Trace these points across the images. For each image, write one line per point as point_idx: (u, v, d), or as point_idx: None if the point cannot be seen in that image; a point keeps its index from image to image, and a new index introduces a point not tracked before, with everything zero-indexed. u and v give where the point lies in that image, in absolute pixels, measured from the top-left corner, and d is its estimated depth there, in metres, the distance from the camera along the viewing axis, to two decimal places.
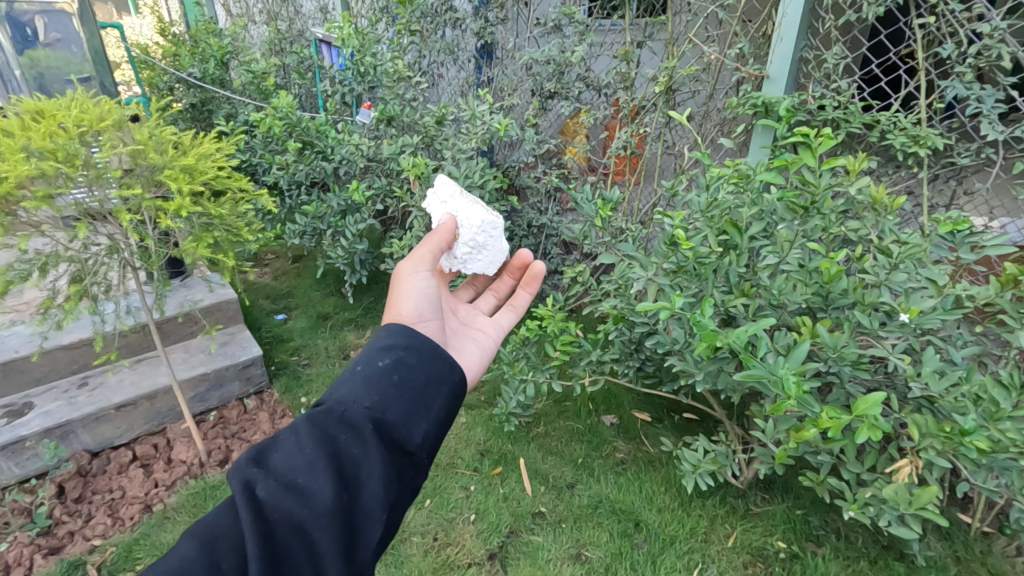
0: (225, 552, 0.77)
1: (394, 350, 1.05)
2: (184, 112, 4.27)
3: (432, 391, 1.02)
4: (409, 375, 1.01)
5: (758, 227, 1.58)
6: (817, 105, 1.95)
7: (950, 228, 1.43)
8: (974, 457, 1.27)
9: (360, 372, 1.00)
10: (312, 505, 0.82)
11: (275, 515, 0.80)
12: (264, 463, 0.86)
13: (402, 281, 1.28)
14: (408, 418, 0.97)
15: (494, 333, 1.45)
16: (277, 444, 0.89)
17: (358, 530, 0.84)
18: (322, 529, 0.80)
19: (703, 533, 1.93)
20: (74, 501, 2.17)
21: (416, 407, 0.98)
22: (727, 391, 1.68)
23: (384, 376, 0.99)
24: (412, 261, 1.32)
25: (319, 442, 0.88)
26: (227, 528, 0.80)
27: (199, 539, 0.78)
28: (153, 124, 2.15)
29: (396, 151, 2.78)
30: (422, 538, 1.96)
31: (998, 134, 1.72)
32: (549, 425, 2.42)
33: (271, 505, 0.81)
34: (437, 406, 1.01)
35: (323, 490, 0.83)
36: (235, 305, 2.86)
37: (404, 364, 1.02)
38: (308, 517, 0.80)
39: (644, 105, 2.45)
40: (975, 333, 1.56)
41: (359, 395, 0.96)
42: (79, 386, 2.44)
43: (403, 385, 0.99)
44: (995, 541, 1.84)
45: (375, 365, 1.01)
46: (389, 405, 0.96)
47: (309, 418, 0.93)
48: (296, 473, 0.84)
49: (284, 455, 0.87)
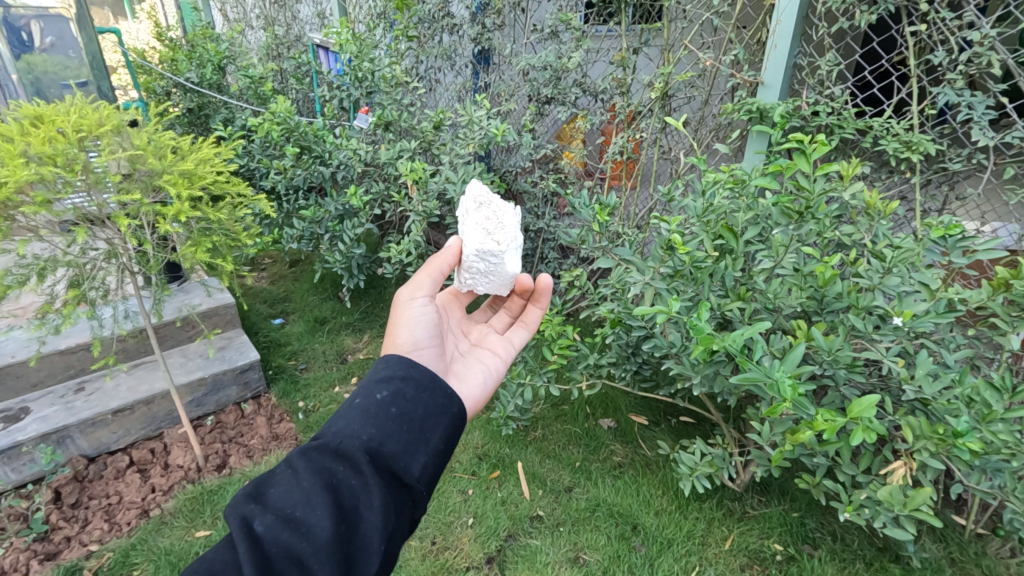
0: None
1: (392, 381, 1.03)
2: (182, 117, 4.30)
3: (431, 423, 1.00)
4: (407, 407, 1.00)
5: (753, 231, 1.60)
6: (810, 111, 1.97)
7: (942, 233, 1.44)
8: (968, 459, 1.29)
9: (357, 406, 0.98)
10: (310, 538, 0.82)
11: (274, 548, 0.81)
12: (261, 497, 0.87)
13: (400, 310, 1.28)
14: (407, 451, 0.95)
15: (503, 353, 1.43)
16: (273, 479, 0.89)
17: (356, 562, 0.85)
18: (320, 563, 0.81)
19: (701, 536, 1.94)
20: (71, 506, 2.16)
21: (412, 440, 0.96)
22: (723, 394, 1.70)
23: (381, 408, 0.98)
24: (411, 288, 1.32)
25: (317, 474, 0.88)
26: (227, 562, 0.81)
27: (199, 574, 0.79)
28: (152, 129, 2.16)
29: (394, 156, 2.80)
30: (420, 542, 1.96)
31: (989, 140, 1.74)
32: (547, 429, 2.43)
33: (270, 539, 0.81)
34: (434, 439, 0.99)
35: (321, 522, 0.84)
36: (232, 310, 2.87)
37: (402, 397, 1.01)
38: (307, 550, 0.81)
39: (640, 110, 2.48)
40: (968, 336, 1.58)
41: (356, 428, 0.94)
42: (76, 391, 2.44)
43: (400, 419, 0.98)
44: (989, 543, 1.85)
45: (373, 398, 0.99)
46: (386, 438, 0.94)
47: (305, 451, 0.92)
48: (294, 507, 0.85)
49: (281, 490, 0.87)
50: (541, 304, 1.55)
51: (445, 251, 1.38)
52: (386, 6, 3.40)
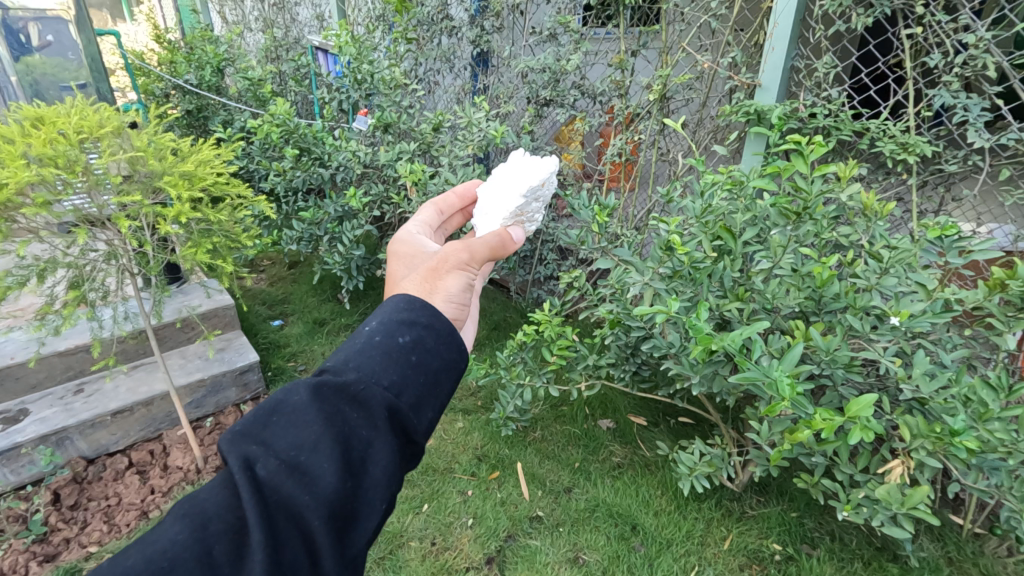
0: (217, 536, 0.70)
1: (415, 326, 0.91)
2: (181, 119, 4.32)
3: (447, 376, 0.91)
4: (428, 357, 0.89)
5: (752, 232, 1.61)
6: (808, 113, 1.99)
7: (938, 233, 1.46)
8: (964, 458, 1.30)
9: (376, 345, 0.87)
10: (314, 491, 0.74)
11: (274, 496, 0.73)
12: (263, 433, 0.77)
13: (453, 270, 1.06)
14: (421, 404, 0.86)
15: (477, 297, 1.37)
16: (276, 413, 0.79)
17: (357, 518, 0.78)
18: (321, 519, 0.74)
19: (700, 536, 1.95)
20: (70, 508, 2.16)
21: (428, 394, 0.87)
22: (722, 394, 1.70)
23: (401, 354, 0.87)
24: (468, 254, 1.10)
25: (327, 418, 0.79)
26: (222, 507, 0.73)
27: (189, 520, 0.71)
28: (152, 131, 2.16)
29: (393, 157, 2.80)
30: (419, 543, 1.97)
31: (984, 142, 1.75)
32: (546, 430, 2.44)
33: (270, 486, 0.74)
34: (448, 394, 0.91)
35: (327, 476, 0.75)
36: (232, 311, 2.87)
37: (425, 345, 0.89)
38: (309, 504, 0.73)
39: (639, 113, 2.49)
40: (964, 336, 1.59)
41: (373, 373, 0.84)
42: (75, 393, 2.44)
43: (420, 368, 0.87)
44: (986, 542, 1.86)
45: (394, 341, 0.88)
46: (404, 388, 0.85)
47: (314, 388, 0.81)
48: (299, 451, 0.76)
49: (285, 428, 0.78)
50: None
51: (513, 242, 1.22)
52: (386, 8, 3.41)
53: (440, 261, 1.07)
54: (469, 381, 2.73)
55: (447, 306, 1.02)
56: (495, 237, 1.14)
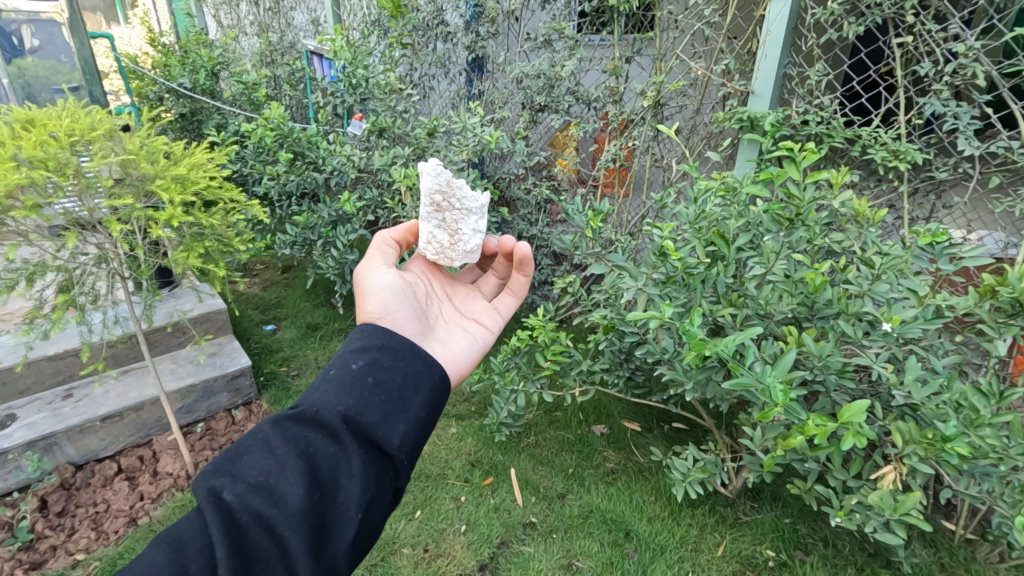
0: (193, 555, 0.73)
1: (368, 351, 0.99)
2: (175, 123, 4.30)
3: (410, 391, 0.96)
4: (384, 376, 0.95)
5: (744, 238, 1.61)
6: (800, 120, 2.00)
7: (929, 240, 1.47)
8: (956, 464, 1.30)
9: (334, 375, 0.94)
10: (282, 506, 0.78)
11: (244, 516, 0.77)
12: (231, 467, 0.82)
13: (364, 280, 1.29)
14: (387, 419, 0.91)
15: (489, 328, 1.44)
16: (243, 449, 0.84)
17: (332, 529, 0.80)
18: (291, 530, 0.76)
19: (693, 543, 1.94)
20: (57, 515, 2.13)
21: (393, 408, 0.93)
22: (715, 399, 1.70)
23: (357, 378, 0.94)
24: (370, 260, 1.34)
25: (291, 442, 0.84)
26: (197, 531, 0.76)
27: (166, 544, 0.74)
28: (144, 134, 2.14)
29: (388, 162, 2.79)
30: (412, 550, 1.95)
31: (974, 149, 1.76)
32: (541, 435, 2.43)
33: (239, 507, 0.77)
34: (416, 405, 0.95)
35: (294, 490, 0.79)
36: (224, 315, 2.85)
37: (379, 366, 0.96)
38: (278, 517, 0.77)
39: (633, 119, 2.51)
40: (955, 342, 1.59)
41: (332, 398, 0.91)
42: (64, 398, 2.41)
43: (378, 386, 0.94)
44: (978, 548, 1.86)
45: (348, 368, 0.96)
46: (365, 407, 0.90)
47: (277, 420, 0.88)
48: (266, 475, 0.80)
49: (251, 459, 0.83)
50: (526, 273, 1.51)
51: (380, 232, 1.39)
52: (381, 14, 3.43)
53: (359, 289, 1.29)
54: (463, 386, 2.72)
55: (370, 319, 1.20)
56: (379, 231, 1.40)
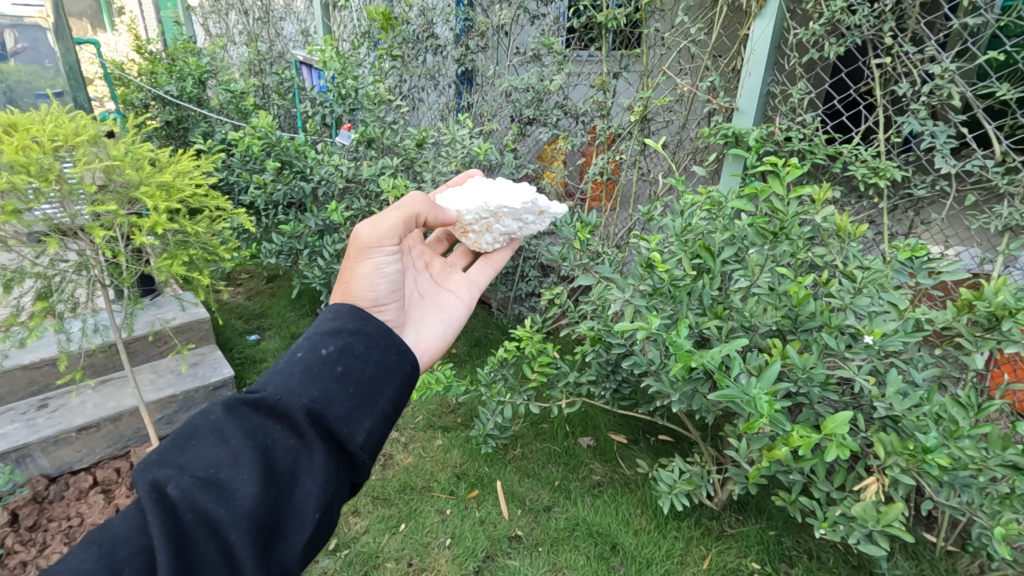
0: (126, 559, 0.70)
1: (341, 335, 0.95)
2: (160, 130, 4.28)
3: (380, 383, 0.93)
4: (355, 365, 0.92)
5: (730, 252, 1.64)
6: (784, 136, 2.04)
7: (908, 254, 1.50)
8: (936, 475, 1.32)
9: (300, 360, 0.91)
10: (232, 505, 0.75)
11: (188, 513, 0.74)
12: (178, 457, 0.79)
13: (360, 258, 1.14)
14: (352, 414, 0.88)
15: (464, 296, 1.41)
16: (193, 436, 0.81)
17: (285, 529, 0.79)
18: (240, 533, 0.74)
19: (679, 555, 1.94)
20: (28, 529, 2.05)
21: (361, 402, 0.89)
22: (702, 411, 1.71)
23: (326, 366, 0.90)
24: (379, 232, 1.16)
25: (246, 433, 0.81)
26: (132, 530, 0.74)
27: (97, 548, 0.71)
28: (130, 141, 2.11)
29: (376, 172, 2.79)
30: (396, 564, 1.93)
31: (950, 167, 1.81)
32: (527, 447, 2.41)
33: (183, 503, 0.74)
34: (384, 400, 0.92)
35: (247, 489, 0.77)
36: (206, 324, 2.81)
37: (351, 354, 0.93)
38: (225, 517, 0.74)
39: (620, 133, 2.55)
40: (935, 355, 1.63)
41: (296, 385, 0.87)
42: (38, 408, 2.36)
43: (347, 376, 0.90)
44: (959, 560, 1.89)
45: (318, 353, 0.92)
46: (331, 398, 0.87)
47: (231, 407, 0.84)
48: (216, 468, 0.78)
49: (201, 448, 0.80)
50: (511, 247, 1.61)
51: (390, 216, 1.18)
52: (371, 25, 3.45)
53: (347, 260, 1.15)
54: (449, 397, 2.71)
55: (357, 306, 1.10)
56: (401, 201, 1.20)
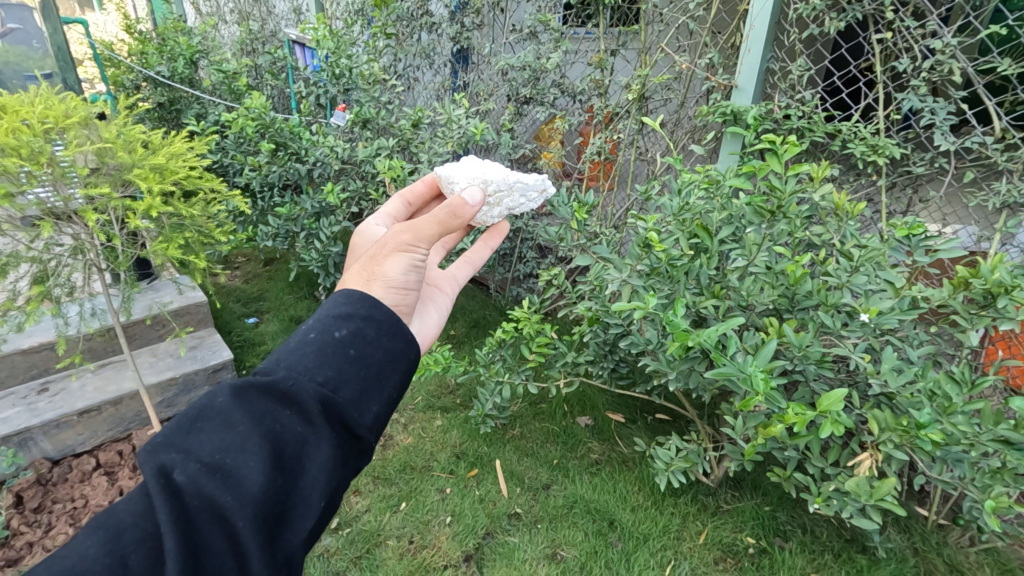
0: (132, 545, 0.71)
1: (352, 319, 0.94)
2: (152, 111, 4.22)
3: (388, 369, 0.92)
4: (365, 350, 0.91)
5: (727, 231, 1.64)
6: (782, 114, 2.02)
7: (905, 232, 1.50)
8: (929, 450, 1.33)
9: (311, 341, 0.89)
10: (239, 491, 0.75)
11: (194, 500, 0.73)
12: (184, 441, 0.78)
13: (394, 252, 1.09)
14: (360, 399, 0.88)
15: (448, 288, 1.43)
16: (199, 419, 0.80)
17: (290, 515, 0.79)
18: (247, 520, 0.74)
19: (676, 531, 1.97)
20: (33, 511, 2.08)
21: (368, 387, 0.89)
22: (698, 389, 1.72)
23: (338, 349, 0.89)
24: (414, 234, 1.13)
25: (253, 419, 0.80)
26: (137, 516, 0.74)
27: (103, 533, 0.72)
28: (121, 122, 2.08)
29: (372, 153, 2.76)
30: (397, 541, 1.96)
31: (950, 144, 1.80)
32: (526, 427, 2.44)
33: (190, 489, 0.74)
34: (390, 385, 0.92)
35: (254, 475, 0.76)
36: (205, 308, 2.81)
37: (363, 338, 0.91)
38: (232, 504, 0.74)
39: (618, 112, 2.52)
40: (930, 333, 1.64)
41: (307, 370, 0.86)
42: (39, 392, 2.37)
43: (358, 361, 0.89)
44: (949, 532, 1.93)
45: (330, 335, 0.90)
46: (341, 383, 0.86)
47: (238, 391, 0.82)
48: (223, 453, 0.77)
49: (208, 433, 0.79)
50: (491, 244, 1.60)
51: (458, 215, 1.16)
52: (364, 3, 3.39)
53: (380, 248, 1.10)
54: (448, 378, 2.72)
55: (388, 291, 1.05)
56: (442, 210, 1.15)
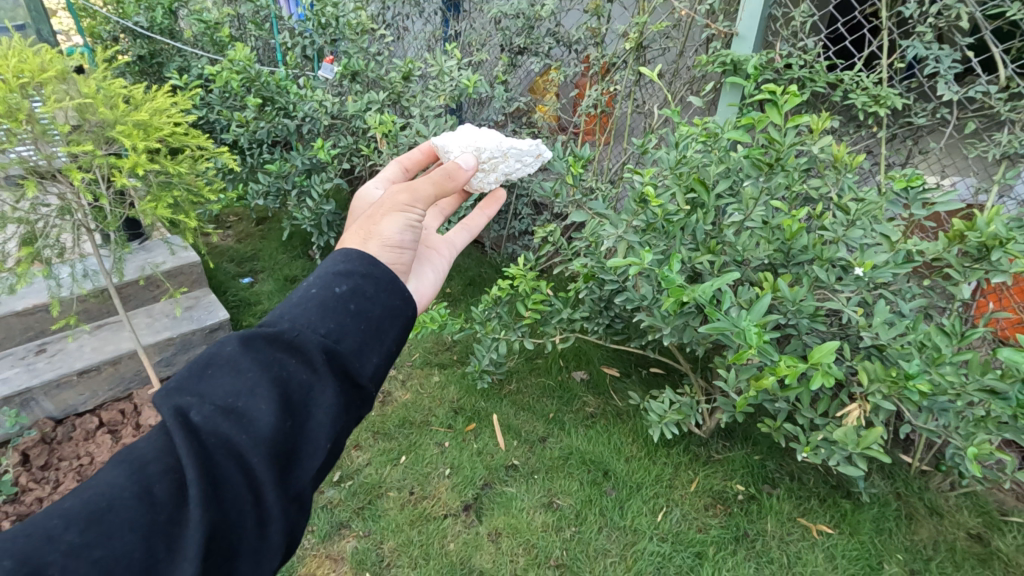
0: (156, 476, 0.71)
1: (353, 276, 0.94)
2: (132, 65, 4.07)
3: (389, 322, 0.93)
4: (367, 305, 0.91)
5: (724, 185, 1.62)
6: (783, 63, 1.97)
7: (904, 184, 1.49)
8: (916, 400, 1.36)
9: (314, 296, 0.90)
10: (252, 431, 0.76)
11: (210, 438, 0.74)
12: (197, 385, 0.79)
13: (390, 212, 1.09)
14: (363, 350, 0.88)
15: (445, 252, 1.42)
16: (210, 365, 0.81)
17: (300, 457, 0.80)
18: (261, 458, 0.75)
19: (668, 479, 2.04)
20: (40, 468, 2.12)
21: (371, 338, 0.90)
22: (692, 344, 1.74)
23: (338, 304, 0.89)
24: (410, 195, 1.13)
25: (262, 366, 0.81)
26: (158, 452, 0.74)
27: (128, 465, 0.72)
28: (100, 76, 2.00)
29: (362, 108, 2.69)
30: (398, 493, 2.02)
31: (953, 94, 1.77)
32: (522, 382, 2.47)
33: (205, 429, 0.74)
34: (391, 339, 0.93)
35: (266, 416, 0.77)
36: (198, 268, 2.79)
37: (363, 293, 0.92)
38: (246, 442, 0.75)
39: (614, 62, 2.44)
40: (923, 286, 1.65)
41: (311, 321, 0.86)
42: (37, 353, 2.38)
43: (361, 315, 0.90)
44: (931, 478, 2.00)
45: (331, 291, 0.90)
46: (344, 334, 0.87)
47: (246, 339, 0.83)
48: (235, 397, 0.78)
49: (219, 378, 0.79)
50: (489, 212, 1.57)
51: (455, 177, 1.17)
52: None
53: (377, 208, 1.10)
54: (444, 335, 2.74)
55: (384, 250, 1.05)
56: (438, 172, 1.16)
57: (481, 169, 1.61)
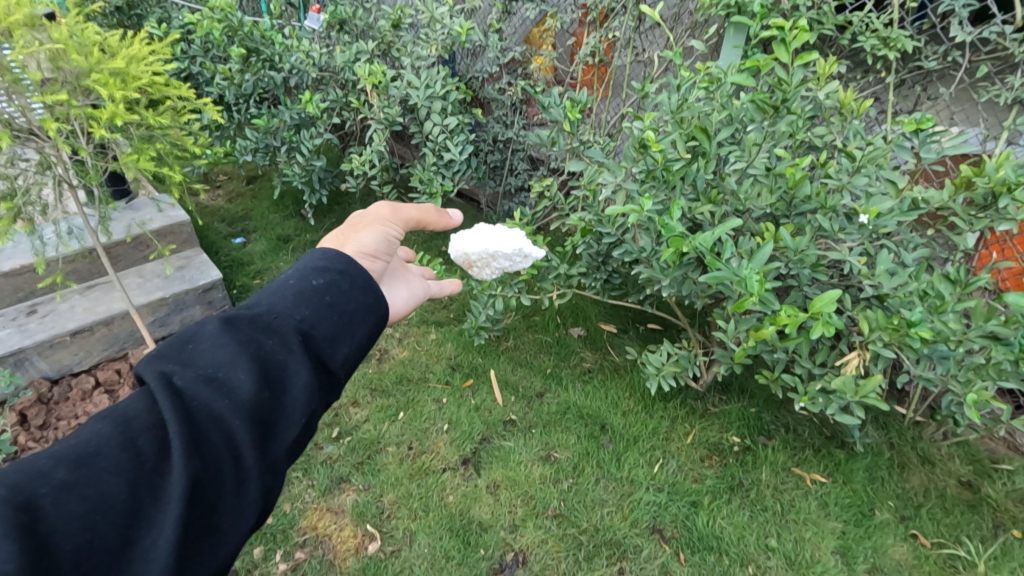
0: (140, 431, 0.69)
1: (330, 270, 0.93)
2: (109, 16, 3.90)
3: (365, 314, 0.91)
4: (343, 297, 0.90)
5: (727, 132, 1.56)
6: (790, 4, 1.88)
7: (913, 127, 1.44)
8: (917, 347, 1.35)
9: (292, 284, 0.89)
10: (232, 399, 0.74)
11: (192, 402, 0.72)
12: (179, 356, 0.77)
13: (368, 223, 1.12)
14: (338, 337, 0.87)
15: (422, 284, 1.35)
16: (192, 339, 0.79)
17: (278, 431, 0.77)
18: (240, 425, 0.73)
19: (665, 432, 2.05)
20: (39, 428, 2.12)
21: (347, 327, 0.88)
22: (691, 296, 1.72)
23: (315, 294, 0.88)
24: (392, 213, 1.17)
25: (242, 341, 0.80)
26: (142, 410, 0.72)
27: (112, 419, 0.70)
28: (73, 22, 1.90)
29: (351, 58, 2.59)
30: (397, 448, 2.04)
31: (966, 36, 1.69)
32: (519, 338, 2.46)
33: (188, 393, 0.73)
34: (366, 330, 0.91)
35: (245, 386, 0.75)
36: (188, 227, 2.73)
37: (339, 285, 0.91)
38: (227, 408, 0.73)
39: (613, 7, 2.34)
40: (926, 236, 1.62)
41: (289, 306, 0.85)
42: (28, 314, 2.35)
43: (337, 306, 0.88)
44: (925, 428, 2.02)
45: (309, 282, 0.89)
46: (321, 320, 0.86)
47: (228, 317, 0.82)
48: (216, 367, 0.76)
49: (201, 350, 0.78)
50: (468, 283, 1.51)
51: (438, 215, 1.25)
52: None
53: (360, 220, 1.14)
54: (440, 293, 2.72)
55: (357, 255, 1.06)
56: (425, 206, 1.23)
57: (474, 265, 1.76)
